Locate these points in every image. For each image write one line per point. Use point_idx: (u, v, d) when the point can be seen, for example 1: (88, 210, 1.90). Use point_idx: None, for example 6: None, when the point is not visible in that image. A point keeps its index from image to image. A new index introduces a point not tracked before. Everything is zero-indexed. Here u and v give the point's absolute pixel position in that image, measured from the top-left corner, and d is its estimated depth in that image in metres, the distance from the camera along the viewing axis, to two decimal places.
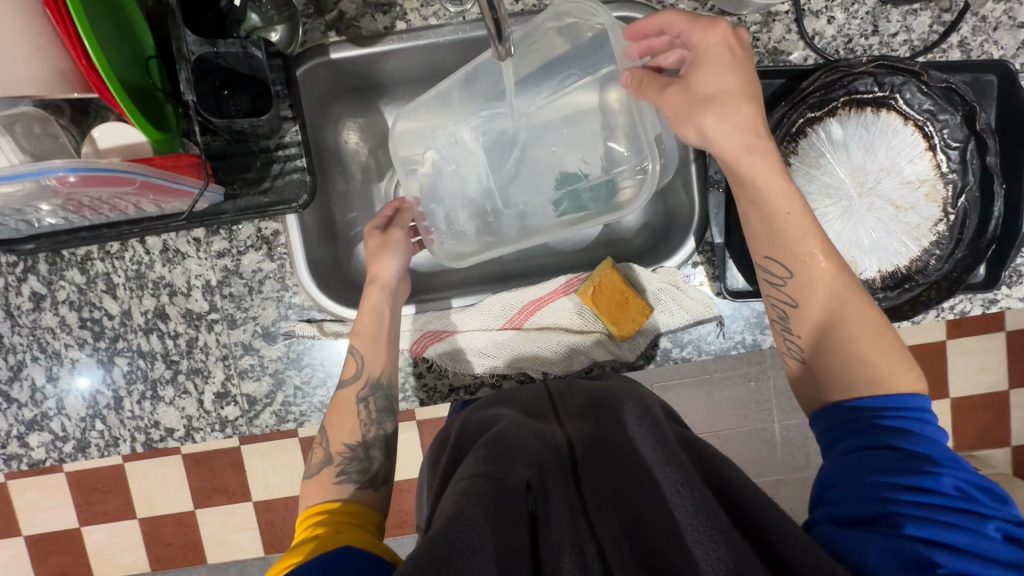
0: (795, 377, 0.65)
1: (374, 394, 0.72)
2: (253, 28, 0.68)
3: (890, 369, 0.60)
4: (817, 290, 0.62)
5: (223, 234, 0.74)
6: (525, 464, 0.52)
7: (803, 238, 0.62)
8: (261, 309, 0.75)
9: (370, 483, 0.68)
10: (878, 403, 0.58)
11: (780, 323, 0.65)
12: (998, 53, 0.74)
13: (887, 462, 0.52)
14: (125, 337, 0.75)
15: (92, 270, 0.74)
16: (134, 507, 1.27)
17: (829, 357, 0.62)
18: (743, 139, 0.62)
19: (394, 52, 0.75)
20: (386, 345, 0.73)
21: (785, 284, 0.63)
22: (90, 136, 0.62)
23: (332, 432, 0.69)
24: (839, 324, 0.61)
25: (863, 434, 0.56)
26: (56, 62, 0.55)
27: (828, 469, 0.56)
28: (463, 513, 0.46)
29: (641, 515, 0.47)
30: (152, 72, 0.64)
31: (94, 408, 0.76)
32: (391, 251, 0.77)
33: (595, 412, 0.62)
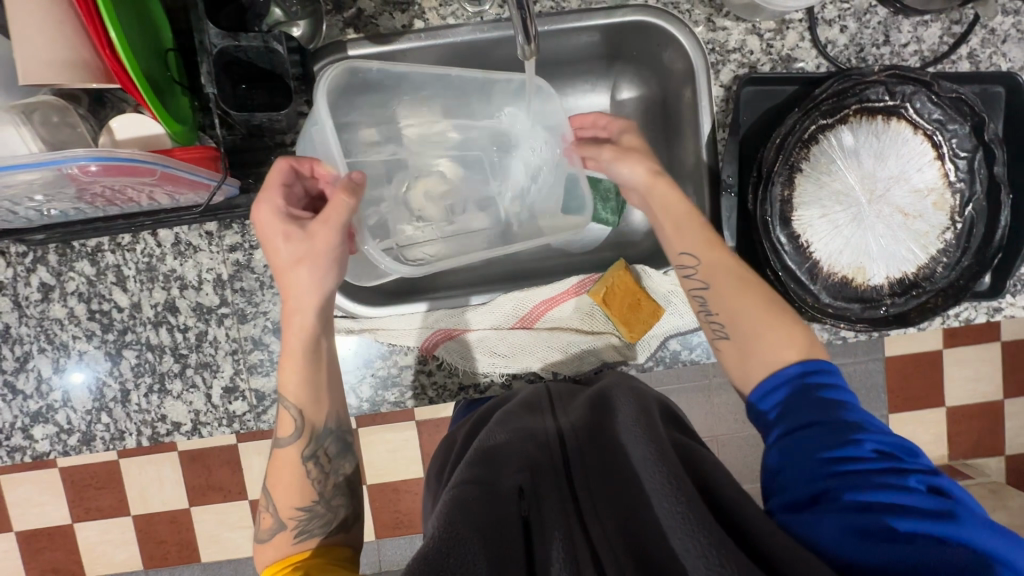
0: (727, 358, 0.64)
1: (320, 446, 0.67)
2: (276, 23, 0.68)
3: (800, 344, 0.61)
4: (732, 280, 0.65)
5: (236, 228, 0.74)
6: (517, 468, 0.54)
7: (691, 232, 0.67)
8: (272, 304, 0.75)
9: (338, 530, 0.67)
10: (794, 369, 0.58)
11: (702, 309, 0.66)
12: (1006, 65, 0.75)
13: (819, 437, 0.52)
14: (134, 329, 0.75)
15: (102, 262, 0.74)
16: (129, 504, 1.26)
17: (750, 342, 0.62)
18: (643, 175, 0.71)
19: (409, 52, 0.75)
20: (326, 391, 0.67)
21: (698, 271, 0.66)
22: (108, 127, 0.62)
23: (280, 500, 0.65)
24: (745, 296, 0.64)
25: (790, 416, 0.55)
26: (80, 50, 0.55)
27: (771, 454, 0.55)
28: (451, 528, 0.44)
29: (632, 509, 0.49)
30: (171, 65, 0.64)
31: (100, 401, 0.75)
32: (313, 266, 0.62)
33: (586, 405, 0.63)
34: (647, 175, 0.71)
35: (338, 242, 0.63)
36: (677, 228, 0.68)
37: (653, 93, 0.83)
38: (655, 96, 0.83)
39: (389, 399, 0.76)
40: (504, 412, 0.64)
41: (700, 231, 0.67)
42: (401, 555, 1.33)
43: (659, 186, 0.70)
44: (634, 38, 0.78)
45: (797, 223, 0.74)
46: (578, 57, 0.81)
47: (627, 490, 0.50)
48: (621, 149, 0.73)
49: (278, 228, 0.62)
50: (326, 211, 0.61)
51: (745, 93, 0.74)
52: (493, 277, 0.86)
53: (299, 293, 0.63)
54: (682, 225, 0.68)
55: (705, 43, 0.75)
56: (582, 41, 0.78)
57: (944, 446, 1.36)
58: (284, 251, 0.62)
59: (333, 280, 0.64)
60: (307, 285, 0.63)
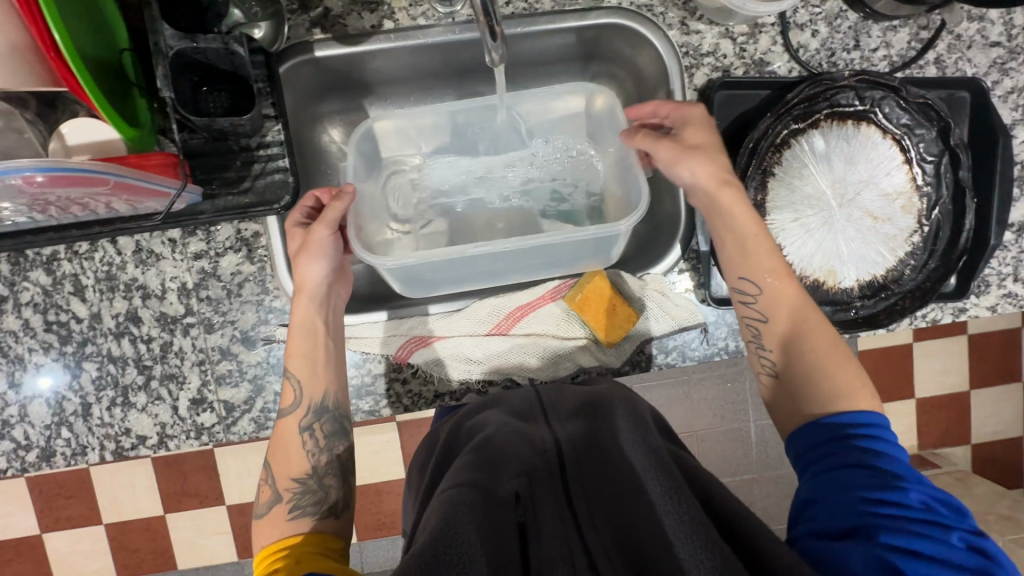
0: (770, 393, 0.64)
1: (319, 420, 0.67)
2: (234, 25, 0.64)
3: (862, 393, 0.60)
4: (798, 318, 0.63)
5: (200, 234, 0.71)
6: (515, 473, 0.52)
7: (766, 257, 0.65)
8: (240, 313, 0.73)
9: (328, 514, 0.64)
10: (846, 419, 0.57)
11: (755, 342, 0.66)
12: (971, 71, 0.76)
13: (860, 478, 0.51)
14: (94, 340, 0.72)
15: (58, 271, 0.71)
16: (98, 513, 1.22)
17: (802, 385, 0.61)
18: (714, 176, 0.66)
19: (379, 52, 0.73)
20: (324, 368, 0.68)
21: (756, 303, 0.65)
22: (58, 132, 0.60)
23: (276, 468, 0.65)
24: (803, 334, 0.63)
25: (837, 453, 0.55)
26: (9, 35, 0.50)
27: (806, 486, 0.55)
28: (451, 529, 0.43)
29: (631, 521, 0.46)
30: (126, 66, 0.62)
31: (60, 416, 0.72)
32: (309, 255, 0.67)
33: (581, 414, 0.61)
34: (712, 180, 0.65)
35: (334, 238, 0.69)
36: (743, 254, 0.65)
37: (629, 95, 0.82)
38: (631, 99, 0.82)
39: (363, 407, 0.75)
40: (501, 419, 0.62)
41: (772, 260, 0.65)
42: (382, 556, 1.32)
43: (727, 195, 0.65)
44: (608, 40, 0.77)
45: (770, 227, 0.75)
46: (553, 57, 0.80)
47: (623, 494, 0.49)
48: (681, 147, 0.66)
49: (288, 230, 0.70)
50: (326, 212, 0.67)
51: (718, 98, 0.74)
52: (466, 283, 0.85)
53: (298, 284, 0.68)
54: (751, 254, 0.65)
55: (678, 47, 0.74)
56: (556, 42, 0.77)
57: (914, 436, 1.40)
58: (290, 248, 0.69)
59: (322, 271, 0.68)
60: (303, 277, 0.68)
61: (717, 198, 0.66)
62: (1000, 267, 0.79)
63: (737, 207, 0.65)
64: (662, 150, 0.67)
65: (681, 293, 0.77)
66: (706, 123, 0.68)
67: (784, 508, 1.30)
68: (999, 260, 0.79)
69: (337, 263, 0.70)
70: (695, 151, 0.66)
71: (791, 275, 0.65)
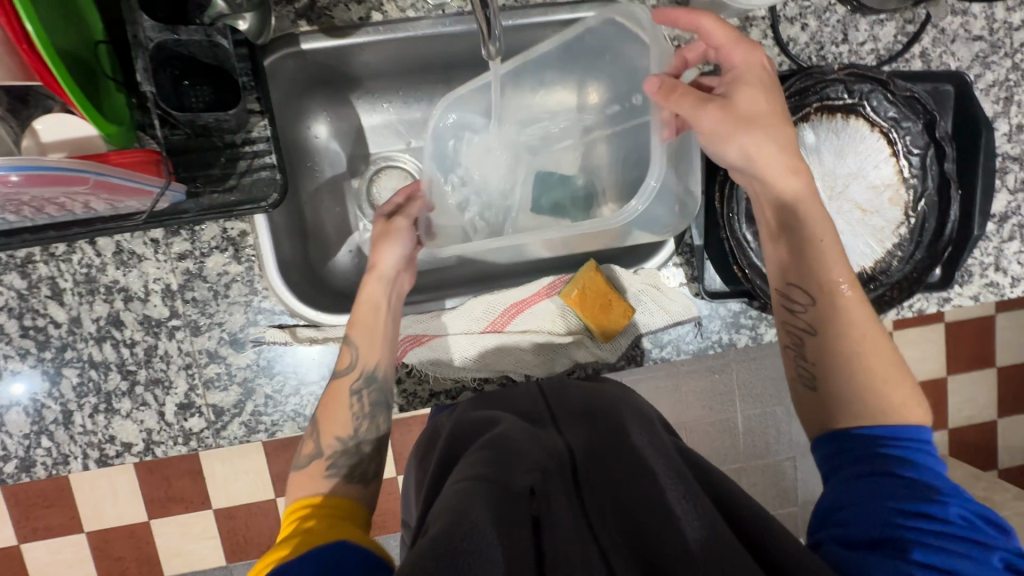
0: (803, 403, 0.62)
1: (367, 387, 0.68)
2: (219, 15, 0.62)
3: (911, 409, 0.57)
4: (850, 329, 0.59)
5: (184, 234, 0.69)
6: (527, 468, 0.51)
7: (835, 265, 0.61)
8: (227, 315, 0.71)
9: (355, 479, 0.64)
10: (883, 431, 0.56)
11: (794, 350, 0.63)
12: (955, 64, 0.78)
13: (897, 488, 0.50)
14: (74, 345, 0.69)
15: (34, 274, 0.68)
16: (77, 524, 1.18)
17: (848, 400, 0.58)
18: (784, 160, 0.62)
19: (368, 45, 0.71)
20: (383, 338, 0.70)
21: (805, 313, 0.62)
22: (33, 128, 0.58)
23: (323, 423, 0.66)
24: (845, 342, 0.59)
25: (866, 462, 0.54)
26: None
27: (831, 494, 0.54)
28: (467, 520, 0.42)
29: (634, 511, 0.47)
30: (101, 58, 0.59)
31: (39, 424, 0.70)
32: (389, 237, 0.73)
33: (591, 416, 0.62)
34: (777, 167, 0.62)
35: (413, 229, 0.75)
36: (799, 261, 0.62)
37: None
38: None
39: None
40: (515, 421, 0.61)
41: (844, 271, 0.60)
42: None
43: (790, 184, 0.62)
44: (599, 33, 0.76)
45: None
46: None
47: (632, 485, 0.49)
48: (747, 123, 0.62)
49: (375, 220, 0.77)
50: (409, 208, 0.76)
51: None
52: (459, 280, 0.84)
53: (375, 263, 0.72)
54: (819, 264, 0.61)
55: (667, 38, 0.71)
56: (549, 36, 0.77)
57: None
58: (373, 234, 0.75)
59: (405, 253, 0.73)
60: (379, 258, 0.72)
61: (770, 184, 0.63)
62: (983, 257, 0.81)
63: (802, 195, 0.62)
64: (709, 119, 0.62)
65: (674, 287, 0.77)
66: (770, 92, 0.63)
67: (772, 495, 1.32)
68: (981, 250, 0.81)
69: (411, 255, 0.75)
70: (759, 126, 0.62)
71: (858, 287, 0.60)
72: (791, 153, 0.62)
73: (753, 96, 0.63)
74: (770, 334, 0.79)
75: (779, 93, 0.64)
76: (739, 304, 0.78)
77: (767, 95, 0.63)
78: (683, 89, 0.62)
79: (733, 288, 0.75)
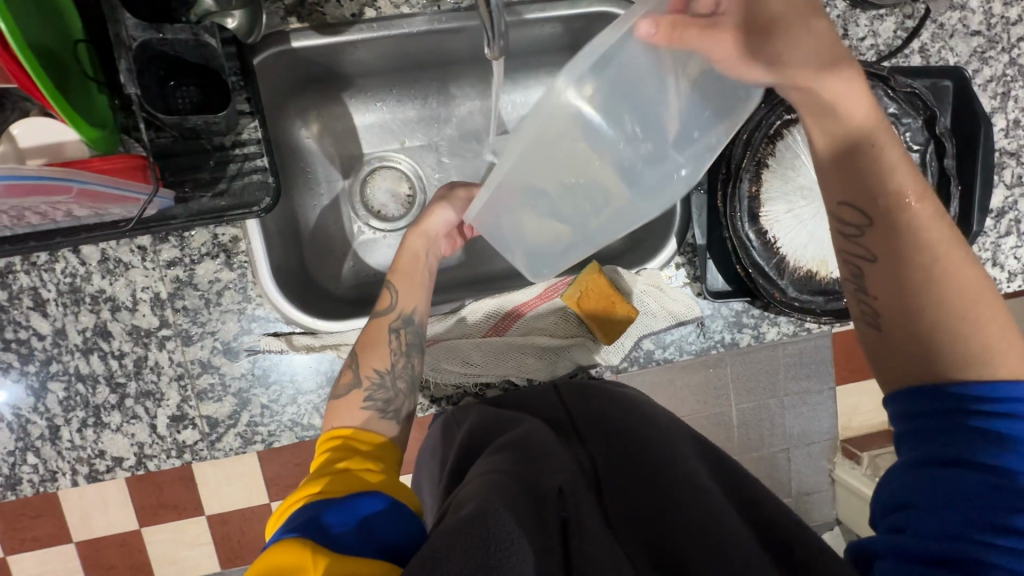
0: (869, 349, 0.52)
1: (406, 327, 0.63)
2: (205, 13, 0.58)
3: (1004, 349, 0.46)
4: (925, 245, 0.48)
5: (173, 241, 0.67)
6: (555, 470, 0.53)
7: (896, 172, 0.48)
8: (220, 324, 0.68)
9: (390, 415, 0.59)
10: (972, 390, 0.46)
11: (854, 284, 0.52)
12: (953, 60, 0.78)
13: (984, 493, 0.42)
14: (59, 358, 0.67)
15: (15, 285, 0.65)
16: (53, 540, 1.06)
17: (926, 347, 0.48)
18: (822, 53, 0.47)
19: (359, 42, 0.68)
20: (424, 287, 0.66)
21: (862, 238, 0.50)
22: (10, 133, 0.55)
23: (361, 356, 0.61)
24: (924, 271, 0.47)
25: (934, 444, 0.46)
26: None
27: (893, 482, 0.48)
28: (486, 504, 0.43)
29: (664, 521, 0.50)
30: (82, 58, 0.57)
31: (24, 440, 0.67)
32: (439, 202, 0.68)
33: (614, 424, 0.63)
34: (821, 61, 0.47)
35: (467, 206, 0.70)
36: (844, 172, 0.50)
37: None
38: None
39: None
40: (538, 421, 0.62)
41: (910, 179, 0.48)
42: None
43: (836, 80, 0.47)
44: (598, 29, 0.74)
45: (764, 219, 0.73)
46: (544, 47, 0.77)
47: (656, 493, 0.53)
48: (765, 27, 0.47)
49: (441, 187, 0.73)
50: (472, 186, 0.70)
51: None
52: (457, 282, 0.83)
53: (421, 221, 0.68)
54: (875, 170, 0.49)
55: None
56: (547, 33, 0.74)
57: None
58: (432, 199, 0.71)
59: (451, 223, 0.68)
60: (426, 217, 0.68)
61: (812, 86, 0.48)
62: (980, 252, 0.81)
63: (853, 98, 0.48)
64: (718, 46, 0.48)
65: (678, 287, 0.77)
66: None
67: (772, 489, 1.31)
68: (979, 245, 0.81)
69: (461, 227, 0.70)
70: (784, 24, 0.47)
71: (928, 198, 0.48)
72: (833, 46, 0.47)
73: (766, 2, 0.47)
74: (771, 333, 0.79)
75: None
76: (740, 304, 0.78)
77: None
78: (681, 20, 0.48)
79: (737, 288, 0.74)
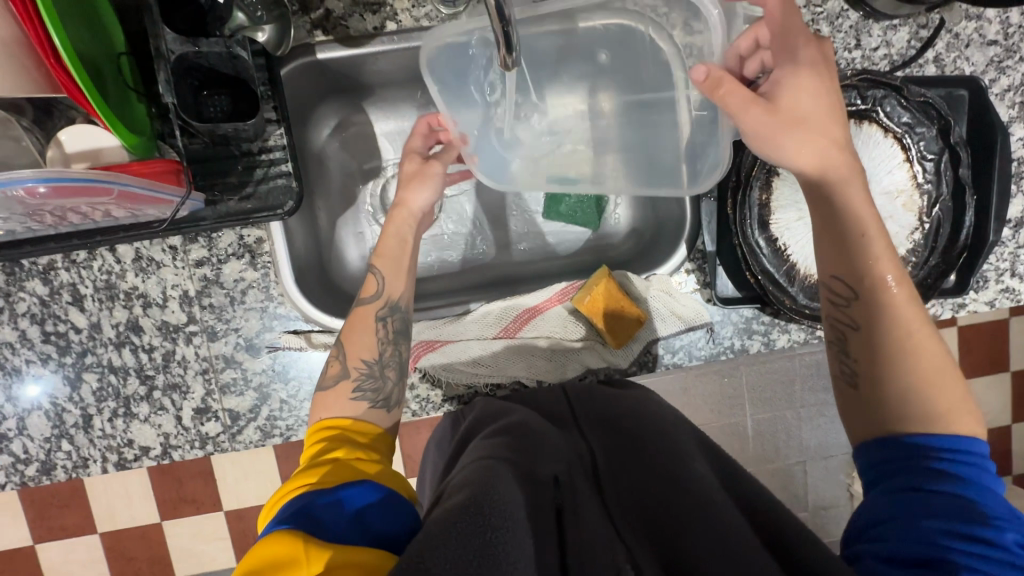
0: (847, 406, 0.54)
1: (392, 315, 0.65)
2: (238, 28, 0.61)
3: (965, 411, 0.50)
4: (896, 324, 0.51)
5: (201, 241, 0.70)
6: (554, 460, 0.56)
7: (880, 256, 0.52)
8: (244, 321, 0.72)
9: (380, 403, 0.61)
10: (935, 441, 0.48)
11: (837, 347, 0.55)
12: (969, 69, 0.78)
13: (952, 507, 0.44)
14: (94, 351, 0.70)
15: (55, 281, 0.69)
16: (80, 530, 1.10)
17: (896, 407, 0.50)
18: (819, 154, 0.53)
19: (382, 53, 0.71)
20: (408, 271, 0.67)
21: (849, 307, 0.53)
22: (57, 139, 0.60)
23: (349, 346, 0.63)
24: (897, 346, 0.51)
25: (909, 473, 0.47)
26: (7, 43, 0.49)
27: (871, 503, 0.48)
28: (495, 487, 0.45)
29: (656, 513, 0.51)
30: (123, 70, 0.61)
31: (59, 428, 0.71)
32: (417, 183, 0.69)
33: (610, 423, 0.65)
34: (814, 162, 0.53)
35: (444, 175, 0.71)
36: (838, 246, 0.54)
37: None
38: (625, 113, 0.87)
39: None
40: (532, 413, 0.64)
41: (890, 264, 0.52)
42: None
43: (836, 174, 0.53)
44: None
45: (774, 226, 0.74)
46: None
47: (656, 484, 0.54)
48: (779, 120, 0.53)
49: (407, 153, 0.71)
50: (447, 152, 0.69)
51: None
52: (471, 286, 0.85)
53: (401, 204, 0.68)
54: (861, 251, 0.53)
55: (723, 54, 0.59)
56: None
57: None
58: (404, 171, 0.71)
59: (429, 198, 0.69)
60: (409, 200, 0.69)
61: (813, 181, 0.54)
62: (998, 262, 0.80)
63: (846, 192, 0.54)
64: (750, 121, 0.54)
65: (687, 293, 0.77)
66: (818, 83, 0.54)
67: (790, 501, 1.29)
68: (997, 256, 0.80)
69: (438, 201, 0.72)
70: (798, 128, 0.53)
71: (905, 282, 0.52)
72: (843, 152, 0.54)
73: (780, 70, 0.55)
74: (782, 340, 0.79)
75: (828, 89, 0.54)
76: (750, 311, 0.78)
77: (817, 100, 0.54)
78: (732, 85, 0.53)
79: (745, 295, 0.74)
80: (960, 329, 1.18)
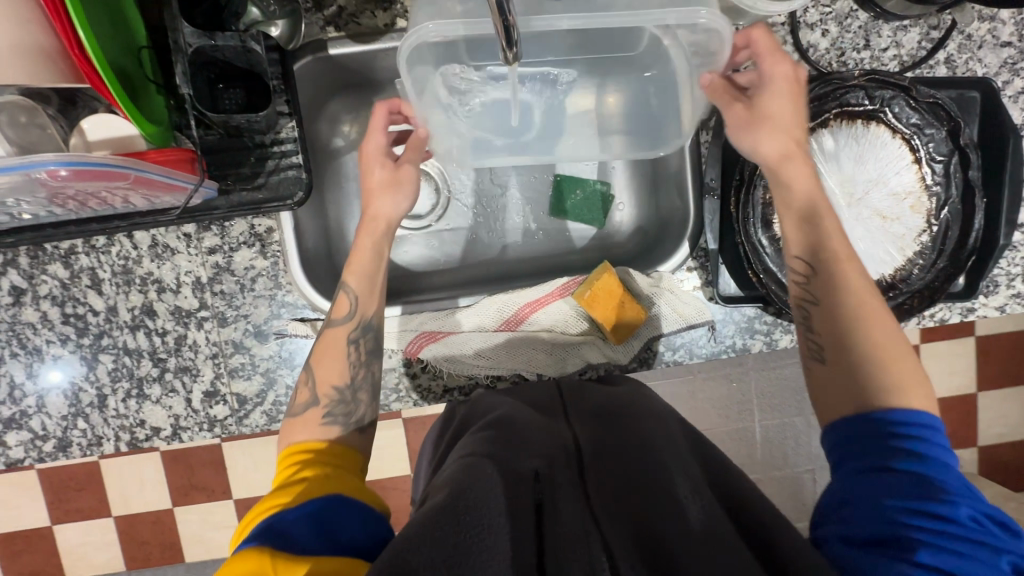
0: (816, 382, 0.57)
1: (364, 335, 0.66)
2: (252, 23, 0.66)
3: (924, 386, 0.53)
4: (852, 299, 0.56)
5: (214, 230, 0.73)
6: (534, 455, 0.55)
7: (832, 238, 0.59)
8: (253, 307, 0.74)
9: (352, 426, 0.62)
10: (893, 416, 0.50)
11: (804, 324, 0.59)
12: (982, 71, 0.77)
13: (909, 487, 0.46)
14: (110, 333, 0.73)
15: (76, 264, 0.72)
16: (94, 512, 1.13)
17: (863, 378, 0.53)
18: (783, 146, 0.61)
19: (392, 49, 0.73)
20: (381, 287, 0.68)
21: (809, 284, 0.59)
22: (80, 127, 0.62)
23: (319, 373, 0.63)
24: (856, 320, 0.55)
25: (873, 454, 0.49)
26: (34, 36, 0.52)
27: (835, 485, 0.50)
28: (470, 496, 0.46)
29: (638, 509, 0.50)
30: (145, 64, 0.64)
31: (76, 406, 0.74)
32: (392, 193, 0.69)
33: (598, 418, 0.64)
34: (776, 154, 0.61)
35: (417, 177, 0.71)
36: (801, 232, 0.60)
37: None
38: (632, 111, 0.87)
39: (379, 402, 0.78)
40: (517, 406, 0.64)
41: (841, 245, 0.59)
42: None
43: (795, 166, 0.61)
44: None
45: (778, 225, 0.74)
46: None
47: (641, 483, 0.53)
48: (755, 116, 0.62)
49: (372, 156, 0.69)
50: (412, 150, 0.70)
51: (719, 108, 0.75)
52: (477, 279, 0.87)
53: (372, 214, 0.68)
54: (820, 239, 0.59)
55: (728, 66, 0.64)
56: None
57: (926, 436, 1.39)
58: (372, 178, 0.69)
59: (405, 207, 0.70)
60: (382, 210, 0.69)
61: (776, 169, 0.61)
62: (1010, 267, 0.79)
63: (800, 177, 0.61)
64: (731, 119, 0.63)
65: (688, 291, 0.78)
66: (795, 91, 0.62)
67: None
68: (1008, 260, 0.79)
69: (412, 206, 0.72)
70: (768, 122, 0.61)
71: (855, 260, 0.58)
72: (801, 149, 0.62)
73: (763, 68, 0.62)
74: (785, 340, 0.79)
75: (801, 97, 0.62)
76: (753, 310, 0.78)
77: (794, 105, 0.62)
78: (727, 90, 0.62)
79: (749, 293, 0.74)
80: (976, 337, 1.15)
